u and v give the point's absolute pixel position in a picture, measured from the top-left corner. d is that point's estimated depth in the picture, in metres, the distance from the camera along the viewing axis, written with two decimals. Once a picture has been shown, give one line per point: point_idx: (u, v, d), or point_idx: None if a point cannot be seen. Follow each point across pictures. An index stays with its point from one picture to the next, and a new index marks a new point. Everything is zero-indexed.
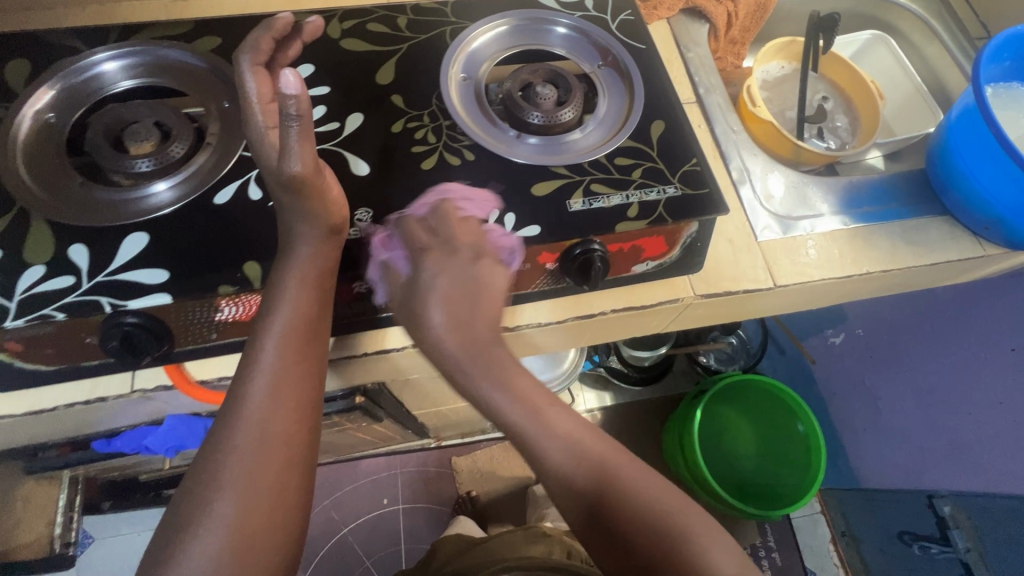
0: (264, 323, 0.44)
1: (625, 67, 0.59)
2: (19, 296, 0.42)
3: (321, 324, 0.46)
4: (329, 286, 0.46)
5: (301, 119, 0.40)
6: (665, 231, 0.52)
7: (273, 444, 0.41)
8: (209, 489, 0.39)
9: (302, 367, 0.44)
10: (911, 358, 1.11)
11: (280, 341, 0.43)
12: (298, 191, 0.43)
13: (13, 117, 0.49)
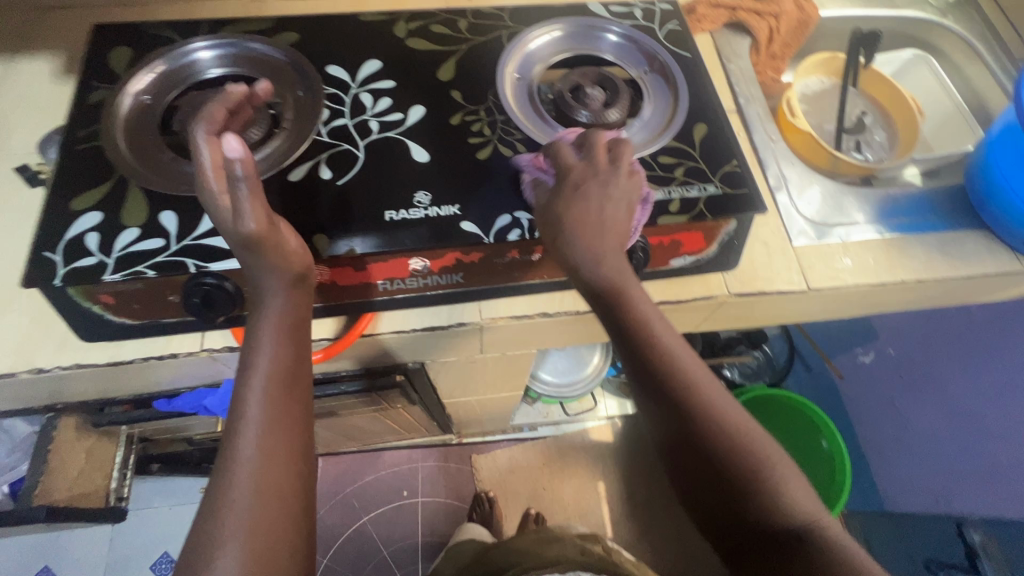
0: (245, 381, 0.43)
1: (672, 73, 0.62)
2: (117, 253, 0.47)
3: (301, 371, 0.46)
4: (302, 333, 0.47)
5: (249, 180, 0.43)
6: (705, 226, 0.54)
7: (270, 495, 0.40)
8: (208, 552, 0.37)
9: (291, 411, 0.43)
10: (944, 379, 1.09)
11: (265, 395, 0.43)
12: (255, 250, 0.44)
13: (116, 97, 0.55)
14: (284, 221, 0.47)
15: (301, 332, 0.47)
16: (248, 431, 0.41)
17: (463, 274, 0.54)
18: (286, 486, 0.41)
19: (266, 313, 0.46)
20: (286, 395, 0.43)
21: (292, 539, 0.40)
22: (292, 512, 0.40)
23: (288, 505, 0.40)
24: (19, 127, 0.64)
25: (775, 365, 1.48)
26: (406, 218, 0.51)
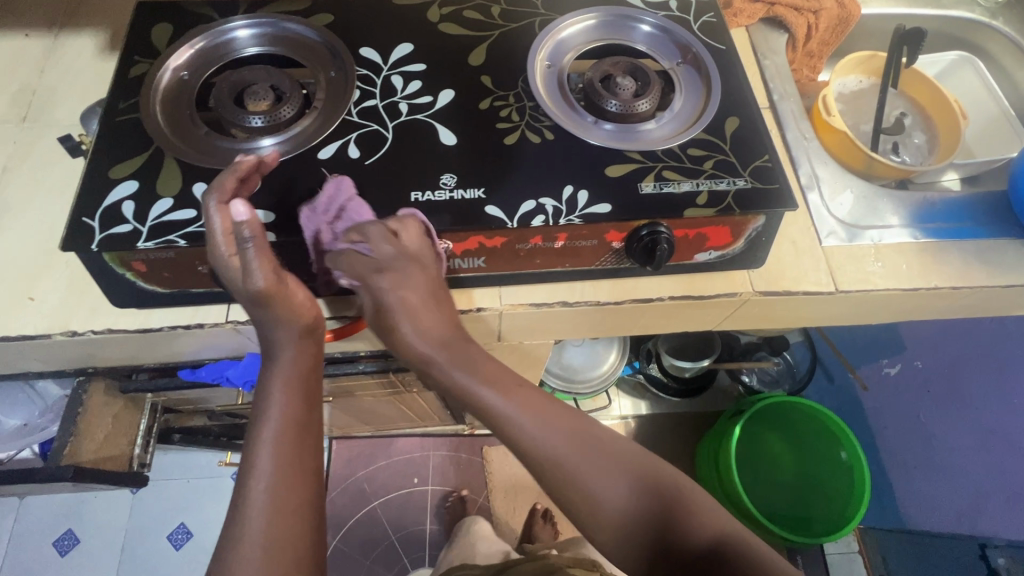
0: (257, 432, 0.44)
1: (704, 66, 0.61)
2: (150, 222, 0.48)
3: (312, 420, 0.46)
4: (313, 383, 0.48)
5: (255, 241, 0.44)
6: (733, 220, 0.53)
7: (279, 548, 0.40)
8: None
9: (301, 462, 0.44)
10: (975, 397, 1.22)
11: (276, 444, 0.43)
12: (264, 303, 0.46)
13: (156, 72, 0.56)
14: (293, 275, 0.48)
15: (311, 380, 0.48)
16: (260, 480, 0.42)
17: (484, 259, 0.54)
18: (293, 535, 0.41)
19: (278, 364, 0.47)
20: (297, 442, 0.44)
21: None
22: (300, 559, 0.40)
23: (296, 551, 0.40)
24: (64, 99, 0.66)
25: (796, 373, 1.42)
26: (432, 199, 0.51)
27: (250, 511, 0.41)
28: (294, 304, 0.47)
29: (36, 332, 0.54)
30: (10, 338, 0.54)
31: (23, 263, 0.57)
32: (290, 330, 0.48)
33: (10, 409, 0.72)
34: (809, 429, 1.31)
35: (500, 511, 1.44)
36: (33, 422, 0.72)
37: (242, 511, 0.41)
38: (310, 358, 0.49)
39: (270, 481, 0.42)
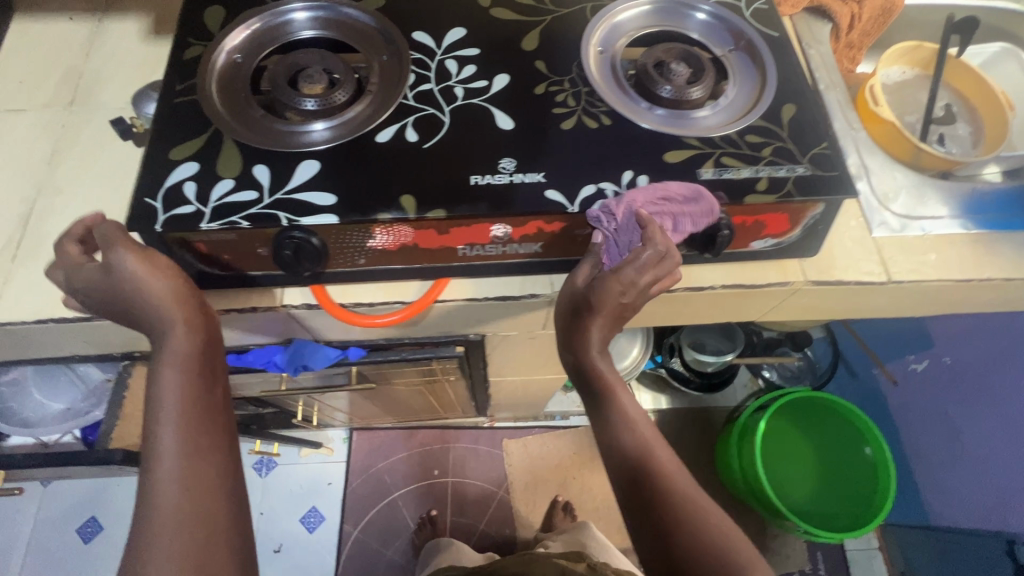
0: (154, 417, 0.44)
1: (760, 55, 0.60)
2: (213, 204, 0.48)
3: (209, 400, 0.47)
4: (203, 363, 0.48)
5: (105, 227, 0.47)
6: (792, 207, 0.53)
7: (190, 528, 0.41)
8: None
9: (200, 442, 0.44)
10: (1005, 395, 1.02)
11: (177, 424, 0.44)
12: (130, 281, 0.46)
13: (210, 53, 0.56)
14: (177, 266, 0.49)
15: (204, 361, 0.48)
16: (163, 460, 0.43)
17: (542, 245, 0.53)
18: (203, 513, 0.42)
19: (165, 347, 0.47)
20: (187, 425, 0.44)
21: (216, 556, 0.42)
22: (212, 532, 0.42)
23: (207, 526, 0.42)
24: (110, 83, 0.66)
25: (818, 370, 1.44)
26: (492, 183, 0.51)
27: (160, 492, 0.42)
28: (153, 289, 0.46)
29: (92, 314, 0.54)
30: (66, 320, 0.54)
31: None
32: (173, 310, 0.47)
33: (53, 392, 0.73)
34: (832, 425, 1.31)
35: (521, 503, 1.45)
36: (77, 405, 0.74)
37: (152, 493, 0.42)
38: (200, 339, 0.48)
39: (176, 464, 0.43)
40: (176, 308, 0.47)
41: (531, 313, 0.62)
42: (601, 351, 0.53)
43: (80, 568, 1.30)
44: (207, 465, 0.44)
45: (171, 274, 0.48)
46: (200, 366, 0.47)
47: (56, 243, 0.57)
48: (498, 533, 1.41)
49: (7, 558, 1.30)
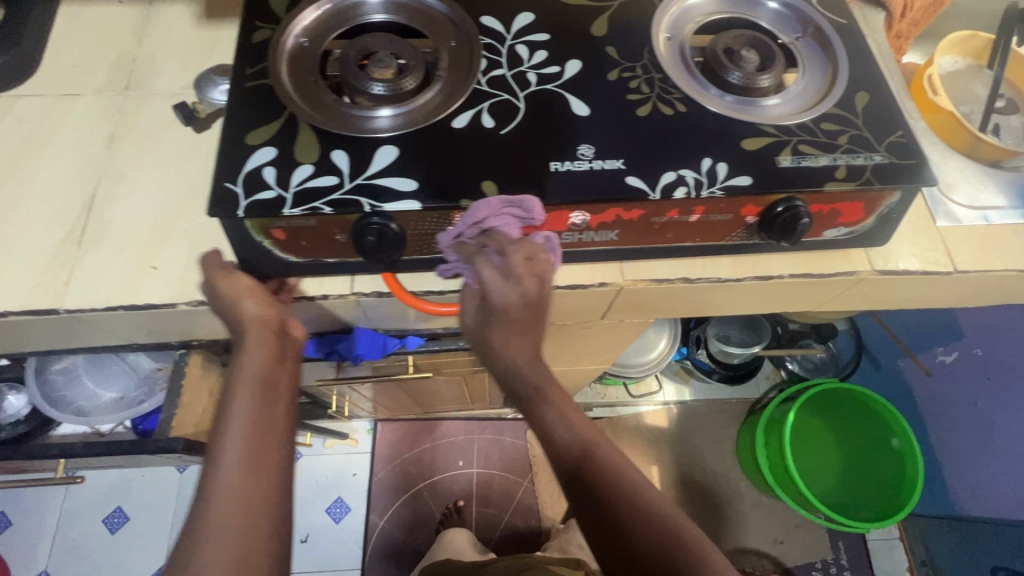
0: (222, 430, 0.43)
1: (831, 45, 0.59)
2: (294, 189, 0.47)
3: (277, 418, 0.45)
4: (277, 381, 0.47)
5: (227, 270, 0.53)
6: (869, 195, 0.53)
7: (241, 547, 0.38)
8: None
9: (263, 460, 0.42)
10: None
11: (242, 441, 0.42)
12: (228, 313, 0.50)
13: (279, 36, 0.55)
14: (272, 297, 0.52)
15: (276, 377, 0.47)
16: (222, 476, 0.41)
17: (619, 232, 0.53)
18: (253, 532, 0.39)
19: (242, 362, 0.47)
20: (241, 434, 0.42)
21: (259, 569, 0.38)
22: (262, 539, 0.39)
23: (255, 534, 0.39)
24: (166, 68, 0.65)
25: (840, 363, 1.45)
26: (572, 169, 0.50)
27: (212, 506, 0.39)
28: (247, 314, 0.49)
29: (162, 301, 0.53)
30: (136, 307, 0.53)
31: (143, 232, 0.56)
32: (252, 330, 0.48)
33: (106, 381, 0.73)
34: (857, 417, 1.32)
35: (546, 494, 1.45)
36: (130, 395, 0.74)
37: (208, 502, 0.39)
38: (273, 357, 0.47)
39: (230, 472, 0.40)
40: (246, 324, 0.48)
41: (595, 302, 0.62)
42: (532, 362, 0.50)
43: (108, 558, 1.30)
44: (264, 477, 0.41)
45: (251, 295, 0.50)
46: (272, 383, 0.46)
47: (121, 229, 0.56)
48: (524, 523, 1.42)
49: (34, 548, 1.30)
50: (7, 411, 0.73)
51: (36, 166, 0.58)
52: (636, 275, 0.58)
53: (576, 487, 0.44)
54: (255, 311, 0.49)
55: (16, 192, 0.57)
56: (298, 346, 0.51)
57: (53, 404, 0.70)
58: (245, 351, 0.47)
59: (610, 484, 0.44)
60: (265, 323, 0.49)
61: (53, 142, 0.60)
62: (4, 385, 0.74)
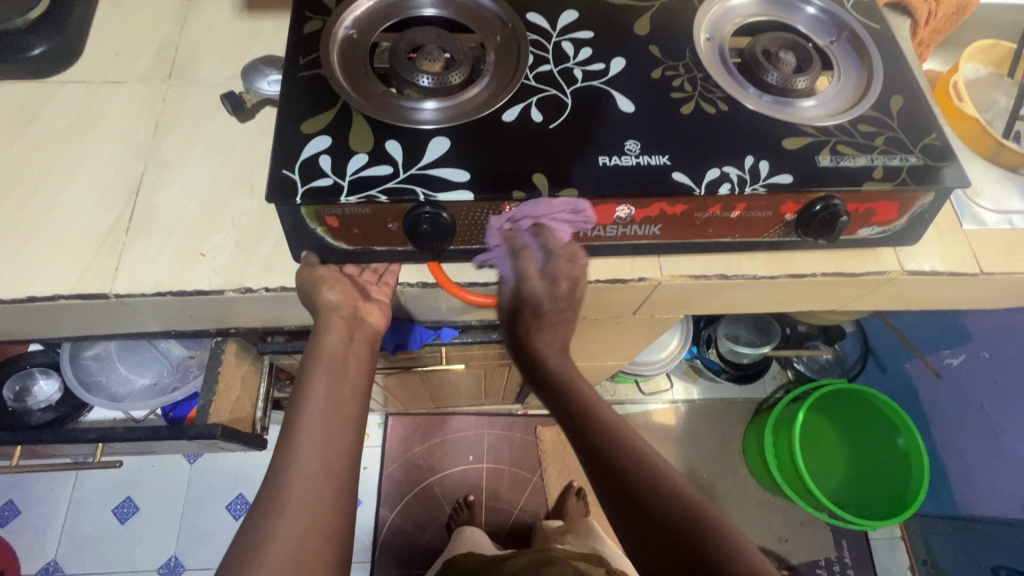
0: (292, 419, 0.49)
1: (866, 50, 0.61)
2: (349, 177, 0.48)
3: (349, 400, 0.52)
4: (350, 366, 0.54)
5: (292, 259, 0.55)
6: (904, 195, 0.54)
7: (309, 529, 0.44)
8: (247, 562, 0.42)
9: (339, 440, 0.49)
10: None
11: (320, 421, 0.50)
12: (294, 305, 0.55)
13: (329, 27, 0.56)
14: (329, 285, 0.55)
15: (349, 361, 0.55)
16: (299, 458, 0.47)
17: (661, 226, 0.54)
18: (318, 511, 0.45)
19: (320, 348, 0.54)
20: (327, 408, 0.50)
21: (325, 537, 0.44)
22: (325, 515, 0.45)
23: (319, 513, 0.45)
24: (208, 56, 0.65)
25: (845, 366, 1.47)
26: (620, 164, 0.52)
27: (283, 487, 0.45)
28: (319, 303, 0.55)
29: (211, 288, 0.54)
30: (184, 293, 0.54)
31: (189, 220, 0.56)
32: (326, 317, 0.55)
33: (140, 367, 0.74)
34: (865, 417, 1.33)
35: (555, 489, 1.46)
36: (163, 382, 0.74)
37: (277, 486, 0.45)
38: (343, 340, 0.55)
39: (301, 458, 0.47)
40: (329, 312, 0.55)
41: (631, 297, 0.63)
42: (553, 352, 0.58)
43: (118, 548, 1.30)
44: (335, 461, 0.48)
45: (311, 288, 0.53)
46: (344, 365, 0.54)
47: (168, 216, 0.56)
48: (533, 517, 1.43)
49: (43, 537, 1.30)
50: (40, 397, 0.78)
51: (81, 151, 0.59)
52: (674, 271, 0.59)
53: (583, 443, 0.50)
54: (341, 302, 0.55)
55: (63, 176, 0.57)
56: (375, 334, 0.58)
57: (88, 389, 0.72)
58: (322, 334, 0.55)
59: (607, 441, 0.49)
60: (346, 313, 0.55)
61: (97, 127, 0.60)
62: (39, 368, 0.79)
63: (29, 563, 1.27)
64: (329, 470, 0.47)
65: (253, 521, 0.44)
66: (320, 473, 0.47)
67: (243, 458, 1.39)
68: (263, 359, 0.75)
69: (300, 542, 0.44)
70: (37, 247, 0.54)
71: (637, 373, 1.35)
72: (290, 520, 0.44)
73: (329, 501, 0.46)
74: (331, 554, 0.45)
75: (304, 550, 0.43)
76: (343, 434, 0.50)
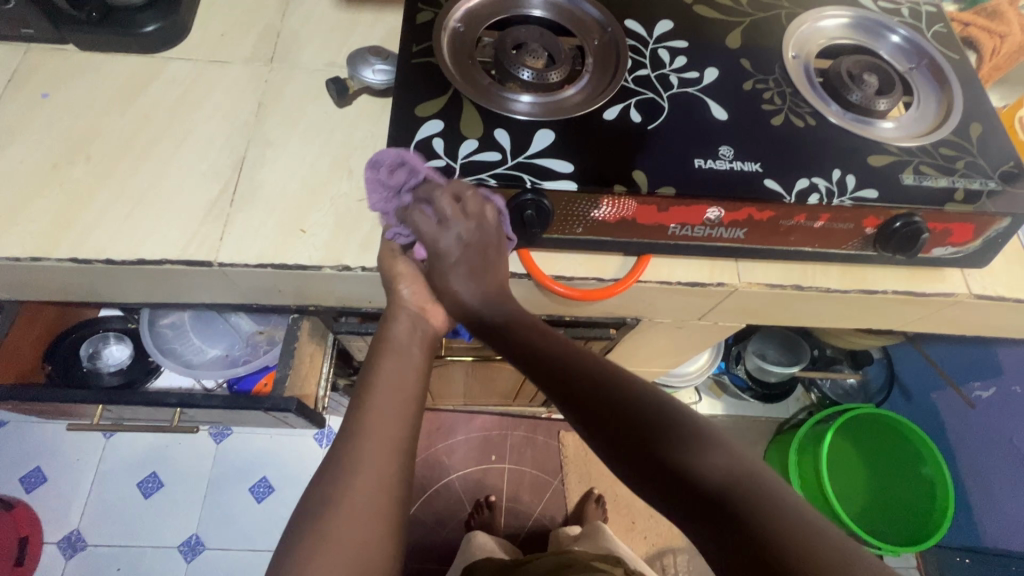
0: (376, 386, 0.50)
1: (946, 78, 0.64)
2: (461, 160, 0.51)
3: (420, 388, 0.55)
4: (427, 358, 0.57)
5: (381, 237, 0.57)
6: (981, 220, 0.56)
7: (388, 493, 0.44)
8: (329, 523, 0.42)
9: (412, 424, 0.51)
10: None
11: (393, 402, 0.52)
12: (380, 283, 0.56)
13: (440, 20, 0.59)
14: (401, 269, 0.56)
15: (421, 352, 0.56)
16: (379, 426, 0.48)
17: (746, 231, 0.56)
18: (393, 479, 0.45)
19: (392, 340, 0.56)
20: (410, 393, 0.51)
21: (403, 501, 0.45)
22: (403, 480, 0.46)
23: (398, 477, 0.46)
24: (309, 39, 0.67)
25: (869, 392, 1.43)
26: (714, 167, 0.54)
27: (367, 451, 0.46)
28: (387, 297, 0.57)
29: (310, 262, 0.56)
30: (285, 266, 0.56)
31: (291, 195, 0.58)
32: (395, 310, 0.56)
33: (213, 339, 0.81)
34: (891, 443, 1.33)
35: (576, 496, 1.45)
36: (234, 354, 0.81)
37: (363, 448, 0.46)
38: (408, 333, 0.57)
39: (384, 424, 0.48)
40: (400, 304, 0.56)
41: (703, 301, 0.65)
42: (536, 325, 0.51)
43: (140, 522, 1.30)
44: (408, 430, 0.49)
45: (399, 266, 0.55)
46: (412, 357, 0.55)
47: (270, 189, 0.58)
48: (552, 522, 1.43)
49: (68, 506, 1.30)
50: (111, 360, 0.91)
51: (188, 123, 0.61)
52: (750, 277, 0.61)
53: (597, 427, 0.40)
54: (412, 300, 0.56)
55: (171, 146, 0.59)
56: (437, 335, 0.58)
57: (163, 354, 0.79)
58: (389, 324, 0.56)
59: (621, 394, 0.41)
60: (412, 311, 0.56)
61: (204, 101, 0.62)
62: (114, 334, 0.92)
63: (52, 531, 1.28)
64: (407, 438, 0.48)
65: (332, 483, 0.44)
66: (407, 443, 0.48)
67: (268, 441, 1.40)
68: (327, 337, 0.76)
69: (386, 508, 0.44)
70: (148, 212, 0.56)
71: (670, 385, 1.36)
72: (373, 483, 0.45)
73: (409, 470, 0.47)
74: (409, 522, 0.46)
75: (382, 512, 0.43)
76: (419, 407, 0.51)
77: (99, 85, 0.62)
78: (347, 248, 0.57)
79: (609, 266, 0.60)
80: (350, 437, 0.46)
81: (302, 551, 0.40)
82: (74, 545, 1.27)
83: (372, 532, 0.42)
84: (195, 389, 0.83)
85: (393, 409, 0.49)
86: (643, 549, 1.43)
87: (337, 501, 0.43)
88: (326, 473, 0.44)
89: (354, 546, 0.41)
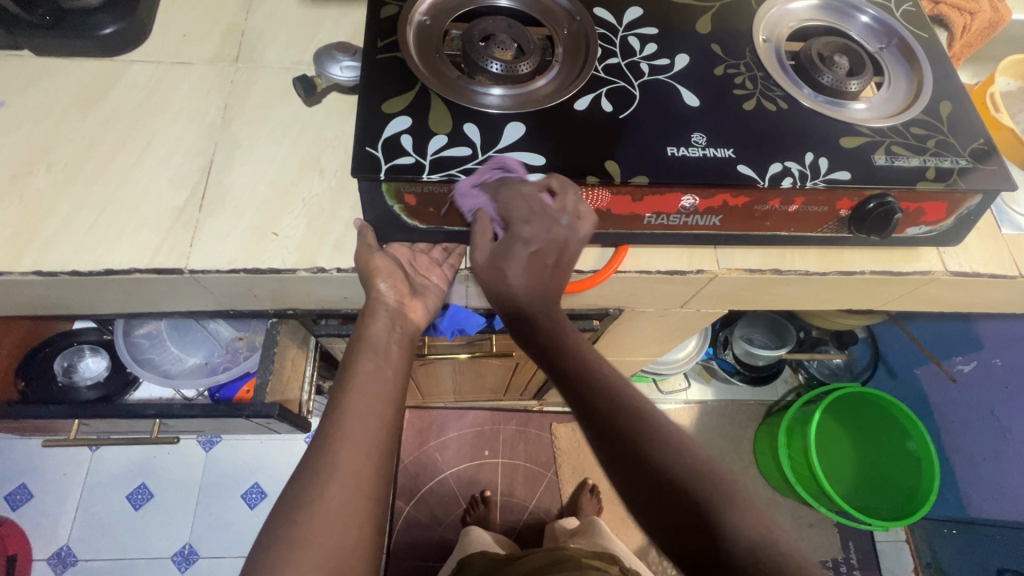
0: (349, 387, 0.50)
1: (916, 57, 0.64)
2: (430, 157, 0.50)
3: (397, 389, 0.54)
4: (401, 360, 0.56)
5: (353, 238, 0.56)
6: (952, 197, 0.56)
7: (364, 492, 0.44)
8: (304, 527, 0.41)
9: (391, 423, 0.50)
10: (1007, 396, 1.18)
11: None
12: None
13: (405, 14, 0.58)
14: (376, 267, 0.54)
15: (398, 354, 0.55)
16: (355, 427, 0.47)
17: (722, 217, 0.56)
18: (367, 479, 0.45)
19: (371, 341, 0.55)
20: (391, 392, 0.51)
21: (377, 501, 0.45)
22: (378, 480, 0.45)
23: (374, 477, 0.45)
24: (274, 38, 0.66)
25: (854, 370, 1.46)
26: (687, 155, 0.53)
27: (342, 452, 0.45)
28: None
29: (284, 266, 0.55)
30: (259, 270, 0.55)
31: (261, 197, 0.57)
32: (372, 308, 0.55)
33: (192, 347, 0.81)
34: (876, 420, 1.35)
35: (569, 488, 1.46)
36: (213, 361, 0.81)
37: (337, 449, 0.45)
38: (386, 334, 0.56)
39: (358, 425, 0.47)
40: (377, 302, 0.55)
41: (684, 289, 0.65)
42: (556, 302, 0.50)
43: (130, 534, 1.29)
44: (384, 429, 0.48)
45: (371, 265, 0.54)
46: (389, 354, 0.54)
47: (240, 192, 0.57)
48: (547, 514, 1.44)
49: (56, 521, 1.28)
50: (87, 373, 0.90)
51: (151, 128, 0.59)
52: (728, 264, 0.61)
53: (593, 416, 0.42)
54: (390, 295, 0.55)
55: (135, 152, 0.58)
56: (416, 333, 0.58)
57: (140, 364, 0.79)
58: (365, 323, 0.55)
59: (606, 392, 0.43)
60: (391, 306, 0.56)
61: (167, 104, 0.61)
62: (88, 346, 0.92)
63: (41, 547, 1.26)
64: (382, 438, 0.48)
65: (305, 489, 0.43)
66: (383, 442, 0.47)
67: (255, 446, 1.39)
68: (308, 339, 0.75)
69: (365, 507, 0.43)
70: (114, 220, 0.55)
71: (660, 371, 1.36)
72: (348, 485, 0.44)
73: (385, 469, 0.46)
74: (386, 522, 0.45)
75: (358, 509, 0.43)
76: (396, 405, 0.50)
77: (55, 91, 0.60)
78: (321, 250, 0.56)
79: (587, 258, 0.60)
80: (327, 439, 0.46)
81: (275, 555, 0.40)
82: (64, 560, 1.26)
83: (350, 534, 0.42)
84: (175, 400, 0.82)
85: (368, 408, 0.48)
86: (637, 539, 1.44)
87: (311, 505, 0.42)
88: (302, 477, 0.44)
89: (335, 547, 0.41)
